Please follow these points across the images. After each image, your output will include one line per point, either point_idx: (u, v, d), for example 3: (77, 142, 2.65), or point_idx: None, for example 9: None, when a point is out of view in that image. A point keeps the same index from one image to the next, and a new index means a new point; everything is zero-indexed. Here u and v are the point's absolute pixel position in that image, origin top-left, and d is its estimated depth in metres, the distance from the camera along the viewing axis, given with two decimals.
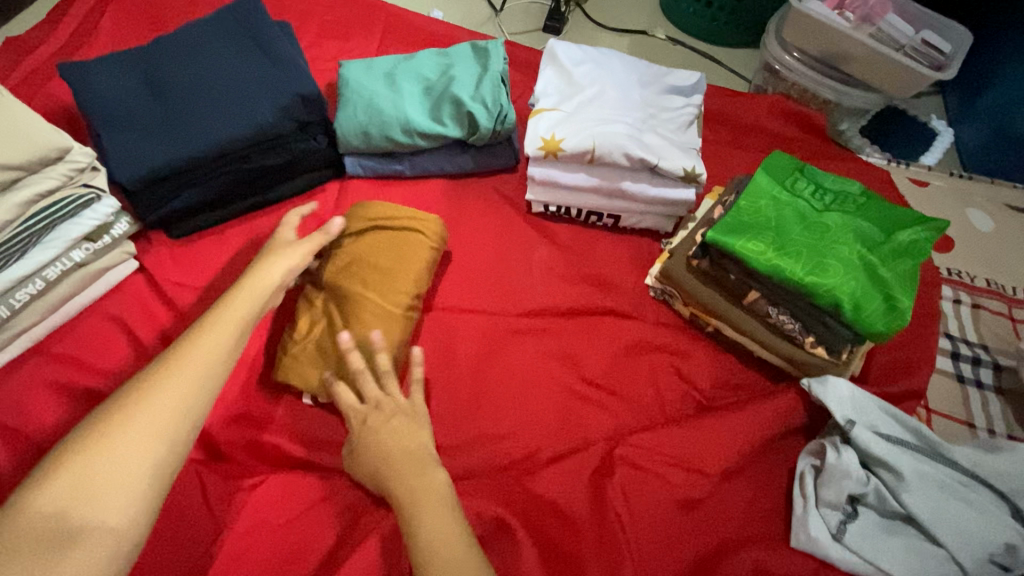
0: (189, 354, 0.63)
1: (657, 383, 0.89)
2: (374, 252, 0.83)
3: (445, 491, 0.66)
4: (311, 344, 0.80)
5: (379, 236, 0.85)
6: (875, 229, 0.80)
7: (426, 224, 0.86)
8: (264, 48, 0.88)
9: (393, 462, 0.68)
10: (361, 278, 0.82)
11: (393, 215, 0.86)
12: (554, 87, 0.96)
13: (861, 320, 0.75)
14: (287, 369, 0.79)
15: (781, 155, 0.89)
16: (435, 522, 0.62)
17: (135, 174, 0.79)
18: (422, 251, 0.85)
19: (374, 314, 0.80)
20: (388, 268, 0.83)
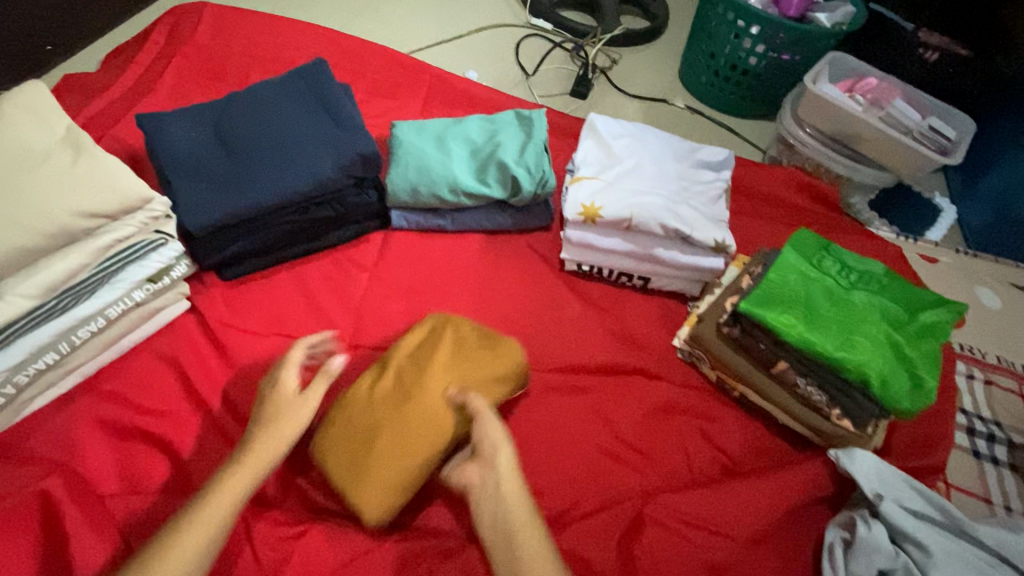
0: (210, 506, 0.62)
1: (685, 446, 0.91)
2: (445, 352, 0.82)
3: (544, 530, 0.65)
4: (346, 425, 0.77)
5: (455, 339, 0.84)
6: (899, 307, 0.84)
7: (508, 347, 0.85)
8: (328, 108, 0.94)
9: (506, 491, 0.67)
10: (417, 374, 0.79)
11: (484, 333, 0.86)
12: (594, 157, 1.02)
13: (889, 397, 0.78)
14: (316, 447, 0.77)
15: (807, 232, 0.93)
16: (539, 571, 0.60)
17: (203, 222, 0.83)
18: (496, 366, 0.83)
19: (407, 420, 0.75)
20: (448, 377, 0.79)
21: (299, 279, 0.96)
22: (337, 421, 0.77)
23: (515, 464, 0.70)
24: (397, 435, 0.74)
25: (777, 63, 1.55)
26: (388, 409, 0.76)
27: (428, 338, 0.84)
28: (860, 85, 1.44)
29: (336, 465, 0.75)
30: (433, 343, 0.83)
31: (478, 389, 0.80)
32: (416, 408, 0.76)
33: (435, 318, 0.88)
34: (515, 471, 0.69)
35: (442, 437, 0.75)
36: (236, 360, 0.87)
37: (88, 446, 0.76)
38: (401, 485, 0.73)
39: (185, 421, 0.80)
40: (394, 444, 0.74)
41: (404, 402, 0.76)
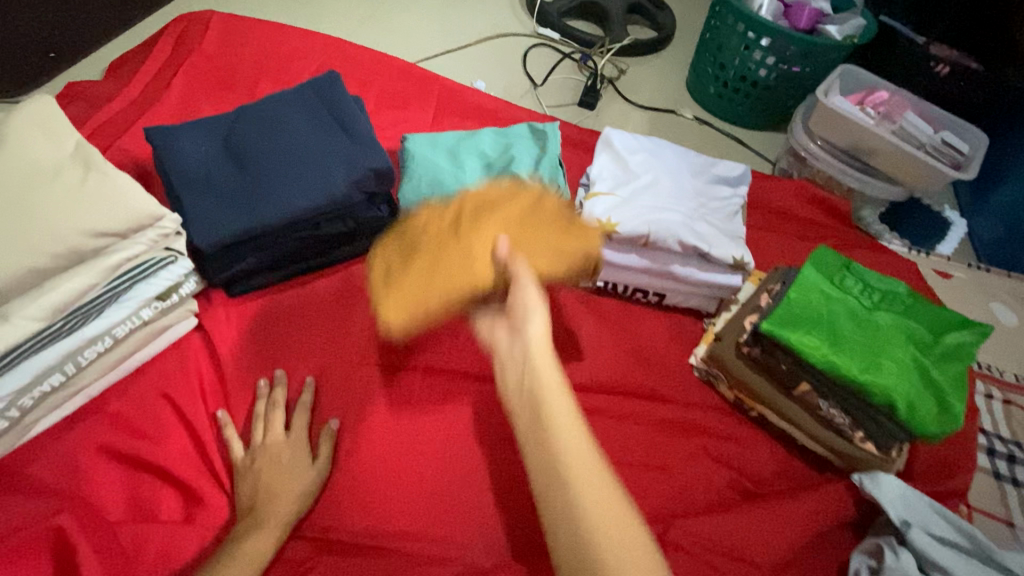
0: (235, 560, 0.65)
1: (706, 468, 0.89)
2: (514, 209, 0.81)
3: (591, 444, 0.56)
4: (405, 237, 0.81)
5: (537, 201, 0.82)
6: (924, 329, 0.82)
7: (585, 233, 0.84)
8: (341, 121, 0.92)
9: (543, 398, 0.59)
10: (488, 216, 0.79)
11: (562, 207, 0.84)
12: (609, 172, 1.00)
13: (915, 421, 0.77)
14: (374, 254, 0.82)
15: (827, 250, 0.92)
16: (584, 489, 0.53)
17: (213, 239, 0.81)
18: (563, 244, 0.81)
19: (453, 255, 0.76)
20: (515, 228, 0.78)
21: (310, 295, 0.94)
22: (414, 221, 0.82)
23: (555, 369, 0.62)
24: (439, 264, 0.76)
25: (788, 76, 1.54)
26: (439, 242, 0.78)
27: (515, 190, 0.83)
28: (871, 98, 1.44)
29: (381, 272, 0.80)
30: (514, 195, 0.82)
31: (539, 254, 0.78)
32: (470, 244, 0.76)
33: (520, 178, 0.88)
34: (554, 373, 0.62)
35: (477, 283, 0.74)
36: (246, 380, 0.85)
37: (95, 475, 0.74)
38: (431, 306, 0.75)
39: (194, 445, 0.78)
40: (435, 271, 0.76)
41: (455, 239, 0.77)
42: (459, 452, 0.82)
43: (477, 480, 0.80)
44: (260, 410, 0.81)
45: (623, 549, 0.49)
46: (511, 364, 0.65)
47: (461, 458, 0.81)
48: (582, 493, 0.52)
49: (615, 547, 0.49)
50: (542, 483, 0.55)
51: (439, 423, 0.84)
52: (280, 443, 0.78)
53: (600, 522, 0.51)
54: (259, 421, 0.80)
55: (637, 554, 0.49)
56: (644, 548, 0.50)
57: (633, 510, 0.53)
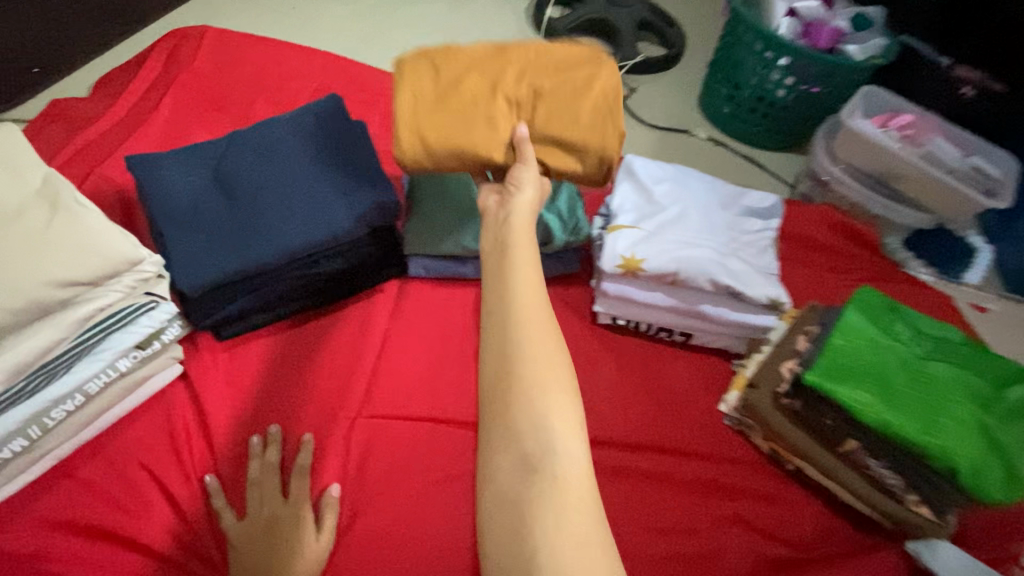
0: None
1: (739, 532, 0.81)
2: (557, 90, 0.77)
3: (547, 326, 0.60)
4: (443, 72, 0.78)
5: (585, 82, 0.78)
6: (985, 383, 0.75)
7: (613, 135, 0.78)
8: (343, 148, 0.84)
9: (514, 273, 0.63)
10: (527, 92, 0.78)
11: (606, 99, 0.78)
12: (632, 203, 0.93)
13: (980, 488, 0.69)
14: (410, 69, 0.79)
15: (870, 291, 0.85)
16: (529, 359, 0.58)
17: (200, 283, 0.73)
18: (590, 144, 0.77)
19: (474, 118, 0.76)
20: (547, 109, 0.77)
21: (306, 339, 0.86)
22: (450, 63, 0.78)
23: (531, 253, 0.66)
24: (462, 122, 0.76)
25: (807, 97, 1.48)
26: (469, 96, 0.77)
27: (569, 64, 0.79)
28: (896, 120, 1.37)
29: (407, 96, 0.77)
30: (561, 69, 0.78)
31: (558, 140, 0.77)
32: (495, 115, 0.76)
33: (578, 49, 0.80)
34: (530, 259, 0.65)
35: (487, 154, 0.76)
36: (234, 437, 0.76)
37: (66, 554, 0.66)
38: (441, 157, 0.77)
39: (175, 514, 0.70)
40: (456, 124, 0.76)
41: (485, 104, 0.77)
42: (470, 521, 0.73)
43: None
44: (253, 473, 0.73)
45: (548, 406, 0.56)
46: (493, 236, 0.69)
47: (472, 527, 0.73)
48: (526, 361, 0.57)
49: (537, 389, 0.56)
50: (492, 302, 0.62)
51: (447, 487, 0.76)
52: (280, 511, 0.70)
53: (536, 382, 0.57)
54: (253, 487, 0.72)
55: (550, 376, 0.57)
56: (571, 412, 0.56)
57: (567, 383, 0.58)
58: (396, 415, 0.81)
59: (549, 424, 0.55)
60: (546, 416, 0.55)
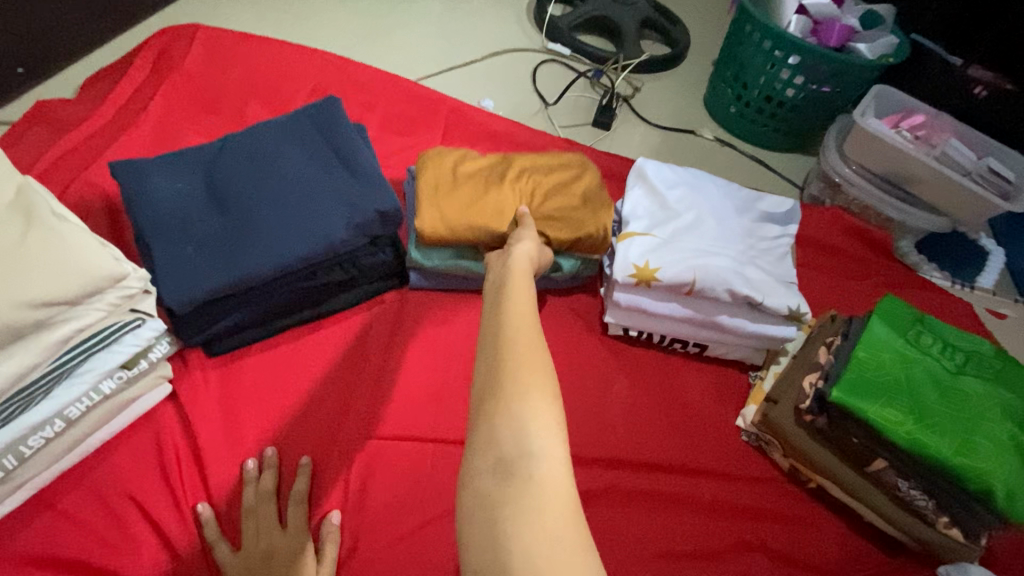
0: None
1: (759, 557, 0.77)
2: (553, 185, 0.87)
3: (537, 333, 0.54)
4: (454, 166, 0.87)
5: (575, 179, 0.89)
6: (1018, 399, 0.71)
7: (604, 217, 0.87)
8: (341, 153, 0.80)
9: (509, 294, 0.60)
10: (529, 184, 0.86)
11: (595, 193, 0.89)
12: (644, 209, 0.89)
13: (1015, 511, 0.66)
14: (426, 163, 0.88)
15: (895, 300, 0.81)
16: (516, 356, 0.50)
17: (188, 298, 0.68)
18: (588, 225, 0.85)
19: (485, 201, 0.83)
20: (546, 196, 0.86)
21: (304, 355, 0.81)
22: (460, 163, 0.88)
23: (529, 282, 0.63)
24: (472, 203, 0.83)
25: (817, 97, 1.45)
26: (478, 186, 0.85)
27: (559, 167, 0.91)
28: (909, 121, 1.34)
29: (424, 185, 0.85)
30: (555, 170, 0.90)
31: (560, 217, 0.84)
32: (502, 199, 0.84)
33: (567, 156, 0.92)
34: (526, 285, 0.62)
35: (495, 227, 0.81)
36: (225, 461, 0.72)
37: None
38: (456, 231, 0.81)
39: (165, 545, 0.66)
40: (467, 204, 0.83)
41: (492, 190, 0.84)
42: None
43: None
44: (248, 501, 0.69)
45: (533, 402, 0.46)
46: (493, 276, 0.68)
47: None
48: (512, 358, 0.50)
49: (516, 381, 0.48)
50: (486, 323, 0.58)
51: (454, 513, 0.72)
52: (275, 542, 0.66)
53: (520, 378, 0.48)
54: (249, 516, 0.68)
55: (534, 372, 0.49)
56: (551, 408, 0.46)
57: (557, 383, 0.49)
58: (399, 434, 0.77)
59: (523, 412, 0.46)
60: (523, 415, 0.45)
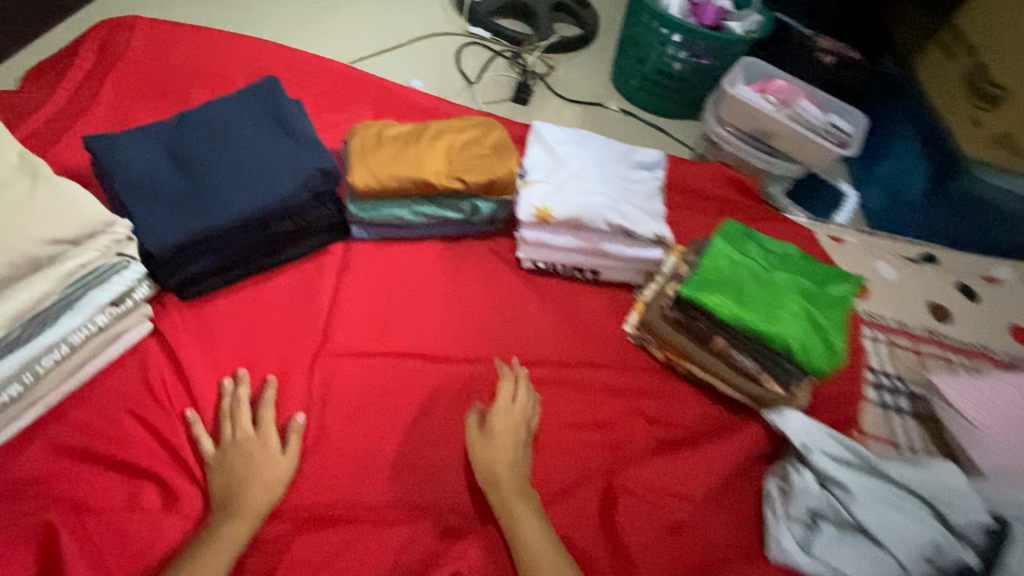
0: (206, 551, 0.70)
1: (639, 425, 1.00)
2: (464, 142, 1.07)
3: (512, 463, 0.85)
4: (379, 131, 1.06)
5: (482, 134, 1.08)
6: (813, 283, 0.96)
7: (511, 159, 1.06)
8: (283, 124, 0.96)
9: (491, 436, 0.87)
10: (443, 141, 1.06)
11: (500, 142, 1.08)
12: (541, 162, 1.09)
13: (808, 361, 0.90)
14: (356, 130, 1.06)
15: (732, 222, 1.05)
16: (512, 497, 0.81)
17: (164, 243, 0.83)
18: (497, 168, 1.04)
19: (406, 155, 1.02)
20: (459, 150, 1.05)
21: (266, 296, 0.98)
22: (385, 128, 1.07)
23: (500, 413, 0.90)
24: (396, 158, 1.01)
25: (699, 68, 1.70)
26: (401, 144, 1.03)
27: (468, 127, 1.10)
28: (772, 86, 1.59)
29: (356, 147, 1.03)
30: (465, 130, 1.09)
31: (470, 165, 1.03)
32: (420, 152, 1.02)
33: (475, 119, 1.13)
34: (532, 502, 0.82)
35: (418, 176, 1.00)
36: (204, 379, 0.88)
37: (71, 482, 0.77)
38: (382, 180, 0.99)
39: (162, 443, 0.82)
40: (393, 159, 1.01)
41: (412, 148, 1.03)
42: (420, 429, 0.91)
43: (441, 449, 0.90)
44: (225, 407, 0.85)
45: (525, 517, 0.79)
46: (473, 417, 0.90)
47: (425, 436, 0.91)
48: (510, 501, 0.81)
49: (511, 506, 0.80)
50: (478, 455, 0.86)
51: (399, 406, 0.93)
52: (250, 437, 0.82)
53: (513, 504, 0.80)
54: (226, 419, 0.84)
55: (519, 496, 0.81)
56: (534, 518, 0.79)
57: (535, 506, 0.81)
58: (353, 351, 0.96)
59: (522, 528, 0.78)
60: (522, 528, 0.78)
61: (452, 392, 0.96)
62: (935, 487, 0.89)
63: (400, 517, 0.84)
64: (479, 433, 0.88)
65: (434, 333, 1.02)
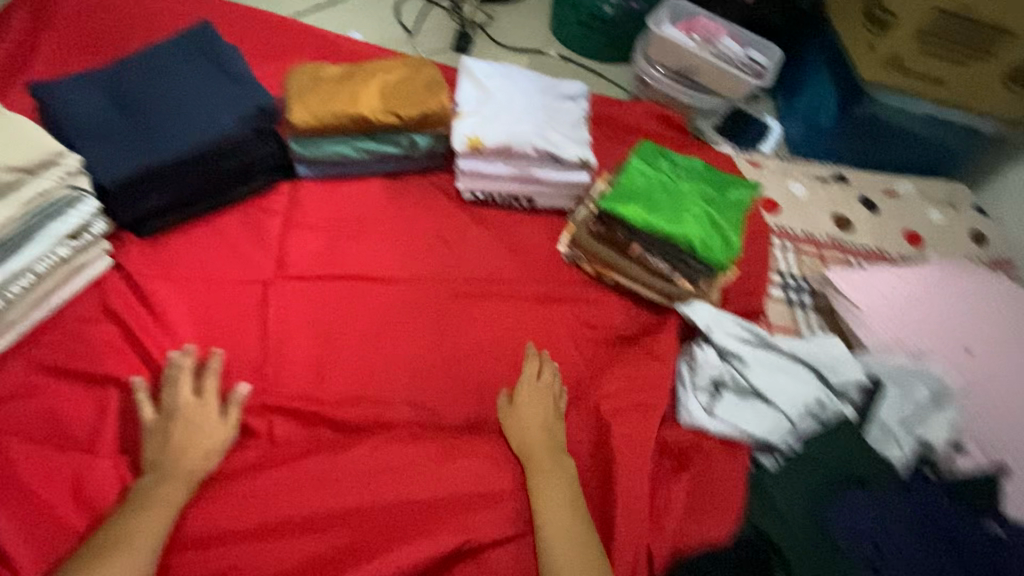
0: (145, 512, 0.75)
1: (576, 329, 1.10)
2: (398, 80, 1.14)
3: (543, 439, 0.90)
4: (316, 74, 1.12)
5: (414, 72, 1.16)
6: (714, 190, 1.11)
7: (442, 94, 1.13)
8: (221, 66, 1.05)
9: (523, 414, 0.92)
10: (378, 80, 1.13)
11: (432, 78, 1.15)
12: (471, 96, 1.18)
13: (708, 255, 1.05)
14: (294, 74, 1.12)
15: (646, 142, 1.17)
16: (542, 469, 0.87)
17: (118, 176, 0.93)
18: (430, 102, 1.11)
19: (342, 93, 1.09)
20: (392, 88, 1.12)
21: (217, 231, 1.04)
22: (322, 70, 1.13)
23: (532, 394, 0.95)
24: (334, 97, 1.08)
25: (629, 12, 1.80)
26: (338, 84, 1.11)
27: (400, 66, 1.17)
28: (696, 24, 1.68)
29: (295, 88, 1.10)
30: (397, 69, 1.16)
31: (404, 101, 1.11)
32: (356, 91, 1.10)
33: (408, 59, 1.20)
34: (557, 467, 0.87)
35: (356, 112, 1.08)
36: (162, 306, 0.93)
37: (49, 399, 0.85)
38: (321, 118, 1.07)
39: (131, 363, 0.89)
40: (331, 98, 1.08)
41: (349, 87, 1.10)
42: (371, 342, 0.99)
43: (392, 358, 0.99)
44: (168, 373, 0.87)
45: (552, 486, 0.85)
46: (506, 397, 0.96)
47: (377, 348, 0.99)
48: (539, 472, 0.86)
49: (540, 478, 0.86)
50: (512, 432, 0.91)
51: (350, 323, 1.00)
52: (192, 401, 0.85)
53: (541, 475, 0.86)
54: (169, 385, 0.86)
55: (549, 468, 0.87)
56: (560, 487, 0.85)
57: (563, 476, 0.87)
58: (304, 277, 1.03)
59: (547, 496, 0.84)
60: (549, 497, 0.84)
61: (400, 309, 1.04)
62: (819, 355, 1.04)
63: (356, 418, 0.92)
64: (511, 409, 0.93)
65: (382, 260, 1.09)
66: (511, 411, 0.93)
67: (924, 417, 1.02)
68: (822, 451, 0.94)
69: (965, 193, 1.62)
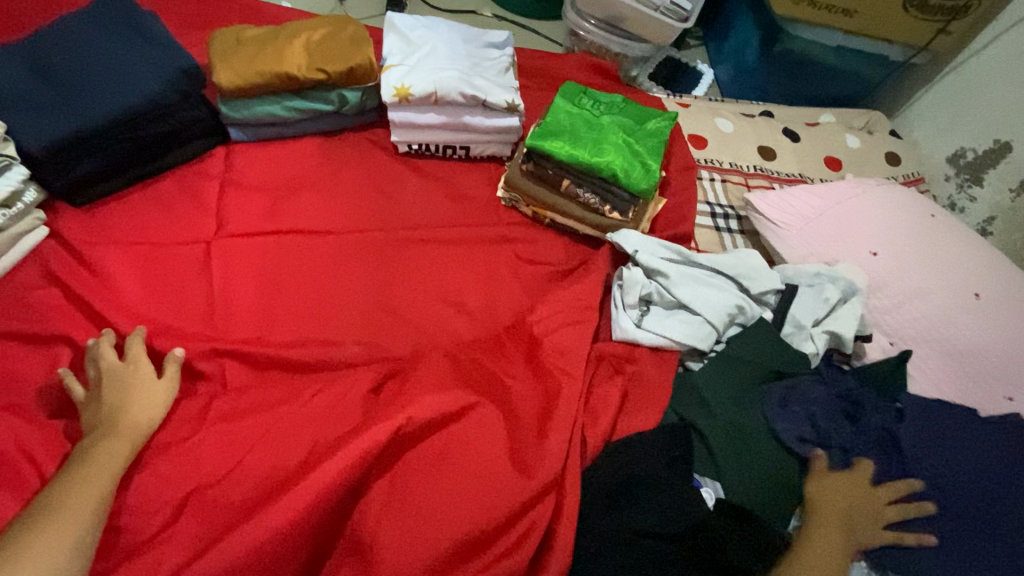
0: (100, 447, 0.76)
1: (518, 264, 1.15)
2: (322, 37, 1.16)
3: (843, 527, 0.84)
4: (240, 35, 1.14)
5: (338, 29, 1.18)
6: (634, 123, 1.20)
7: (367, 48, 1.16)
8: (142, 34, 1.06)
9: (843, 493, 0.87)
10: (301, 38, 1.15)
11: (355, 34, 1.18)
12: (398, 49, 1.22)
13: (632, 183, 1.12)
14: (218, 37, 1.14)
15: (571, 84, 1.24)
16: (820, 538, 0.82)
17: (43, 142, 0.93)
18: (357, 56, 1.14)
19: (266, 52, 1.11)
20: (317, 45, 1.15)
21: (154, 198, 1.07)
22: (245, 32, 1.15)
23: (867, 489, 0.88)
24: (258, 57, 1.11)
25: None
26: (261, 44, 1.13)
27: (324, 24, 1.19)
28: None
29: (218, 51, 1.11)
30: (322, 27, 1.19)
31: (329, 57, 1.13)
32: (280, 49, 1.12)
33: (332, 17, 1.22)
34: (830, 551, 0.81)
35: (281, 70, 1.09)
36: (105, 268, 0.97)
37: None
38: (245, 77, 1.08)
39: (79, 322, 0.92)
40: (255, 58, 1.10)
41: (273, 46, 1.12)
42: (318, 291, 1.03)
43: (340, 302, 1.03)
44: (94, 346, 0.88)
45: (821, 553, 0.80)
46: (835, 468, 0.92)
47: (325, 295, 1.03)
48: (815, 537, 0.82)
49: (812, 541, 0.82)
50: (810, 496, 0.88)
51: (296, 274, 1.04)
52: (125, 367, 0.86)
53: (815, 541, 0.82)
54: (92, 360, 0.86)
55: (827, 544, 0.81)
56: (827, 562, 0.79)
57: (836, 559, 0.80)
58: (245, 235, 1.06)
59: (811, 561, 0.79)
60: (812, 560, 0.79)
61: (344, 258, 1.08)
62: (737, 266, 1.13)
63: (305, 360, 0.95)
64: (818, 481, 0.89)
65: (323, 213, 1.12)
66: (819, 483, 0.89)
67: (834, 312, 1.11)
68: (741, 349, 1.02)
69: (881, 118, 1.71)
